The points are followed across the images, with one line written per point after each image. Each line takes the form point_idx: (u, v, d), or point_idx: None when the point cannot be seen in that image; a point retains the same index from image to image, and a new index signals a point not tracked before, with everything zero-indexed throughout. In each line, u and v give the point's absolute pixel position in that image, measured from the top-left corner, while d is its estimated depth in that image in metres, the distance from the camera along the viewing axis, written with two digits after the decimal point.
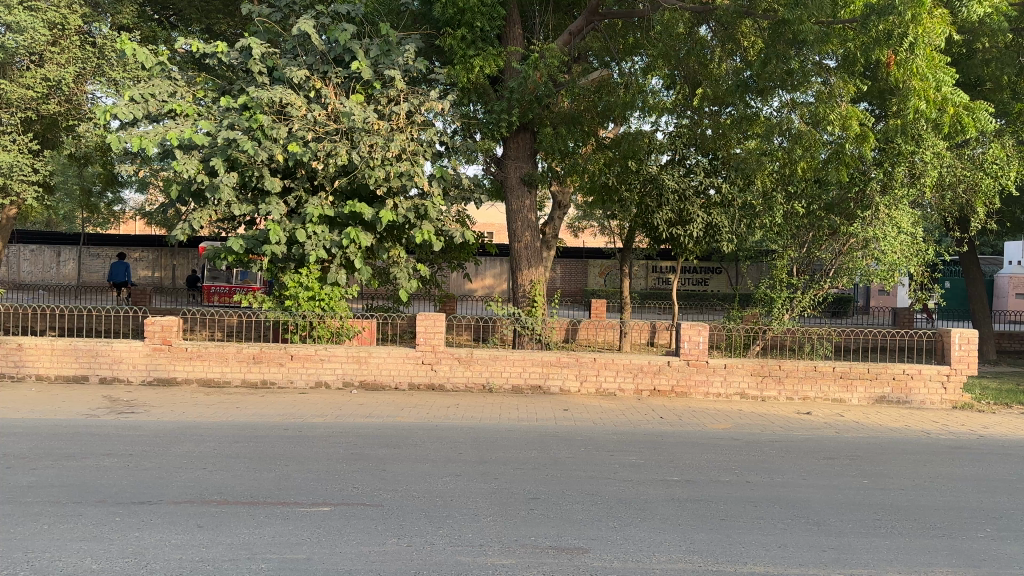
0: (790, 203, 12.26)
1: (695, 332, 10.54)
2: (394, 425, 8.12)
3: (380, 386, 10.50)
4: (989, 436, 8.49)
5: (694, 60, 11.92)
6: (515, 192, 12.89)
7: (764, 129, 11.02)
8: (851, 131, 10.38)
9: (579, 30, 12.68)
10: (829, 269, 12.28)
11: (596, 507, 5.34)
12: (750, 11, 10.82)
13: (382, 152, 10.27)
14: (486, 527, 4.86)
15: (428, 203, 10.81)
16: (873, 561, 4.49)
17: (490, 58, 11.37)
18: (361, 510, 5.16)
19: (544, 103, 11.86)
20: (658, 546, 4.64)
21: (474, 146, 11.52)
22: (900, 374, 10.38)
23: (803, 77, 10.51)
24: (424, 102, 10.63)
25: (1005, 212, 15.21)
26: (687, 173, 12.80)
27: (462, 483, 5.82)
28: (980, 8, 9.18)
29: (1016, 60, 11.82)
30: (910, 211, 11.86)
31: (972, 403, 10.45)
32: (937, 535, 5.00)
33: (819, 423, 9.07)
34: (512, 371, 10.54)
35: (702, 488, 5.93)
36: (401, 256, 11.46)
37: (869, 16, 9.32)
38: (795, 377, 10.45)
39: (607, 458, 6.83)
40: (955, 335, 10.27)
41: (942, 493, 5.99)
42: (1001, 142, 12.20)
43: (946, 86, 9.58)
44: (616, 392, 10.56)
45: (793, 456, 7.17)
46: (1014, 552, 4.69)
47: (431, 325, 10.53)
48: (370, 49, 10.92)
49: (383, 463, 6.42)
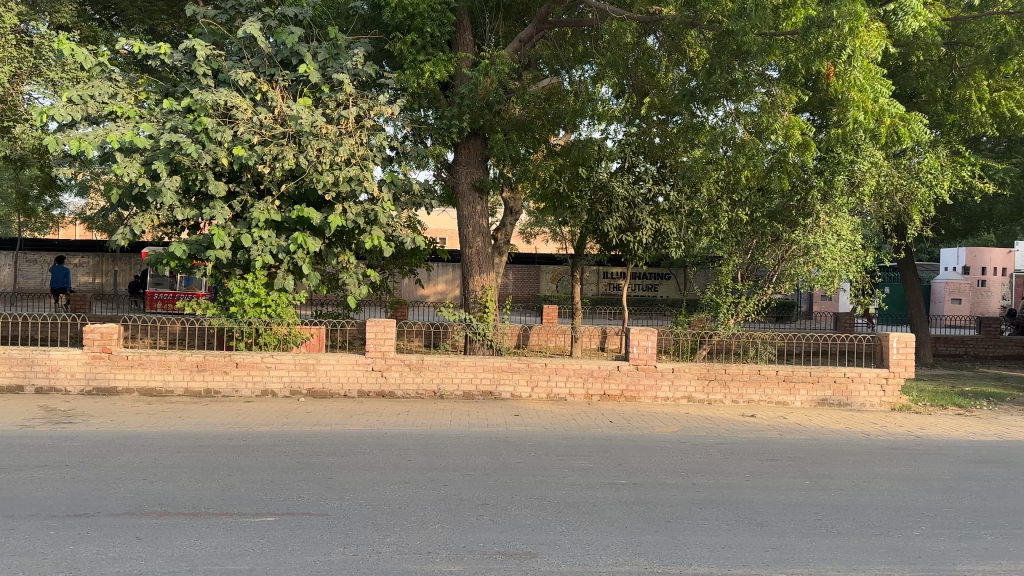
0: (734, 211, 12.47)
1: (644, 336, 10.65)
2: (343, 433, 8.02)
3: (329, 394, 10.36)
4: (925, 436, 8.77)
5: (641, 69, 12.23)
6: (466, 199, 12.86)
7: (709, 138, 11.29)
8: (794, 140, 10.55)
9: (529, 38, 12.70)
10: (771, 275, 12.45)
11: (544, 511, 5.36)
12: (695, 22, 11.01)
13: (331, 157, 10.15)
14: (434, 534, 4.84)
15: (378, 208, 10.63)
16: (814, 560, 4.59)
17: (441, 64, 11.42)
18: (307, 519, 5.08)
19: (495, 109, 11.82)
20: (605, 549, 4.68)
21: (424, 151, 11.41)
22: (841, 378, 10.66)
23: (746, 87, 10.81)
24: (374, 106, 10.58)
25: (940, 220, 15.68)
26: (636, 181, 13.23)
27: (410, 491, 5.78)
28: (917, 20, 9.40)
29: (948, 74, 12.25)
30: (849, 219, 12.10)
31: (910, 405, 10.77)
32: (875, 533, 5.14)
33: (764, 426, 9.25)
34: (463, 377, 10.51)
35: (649, 491, 5.99)
36: (351, 262, 11.35)
37: (809, 28, 9.54)
38: (740, 380, 10.65)
39: (557, 463, 6.87)
40: (893, 339, 10.64)
41: (880, 493, 6.16)
42: (935, 152, 12.62)
43: (883, 97, 9.84)
44: (567, 396, 10.60)
45: (737, 459, 7.29)
46: (948, 549, 4.85)
47: (381, 332, 10.46)
48: (318, 52, 10.86)
49: (330, 471, 6.33)
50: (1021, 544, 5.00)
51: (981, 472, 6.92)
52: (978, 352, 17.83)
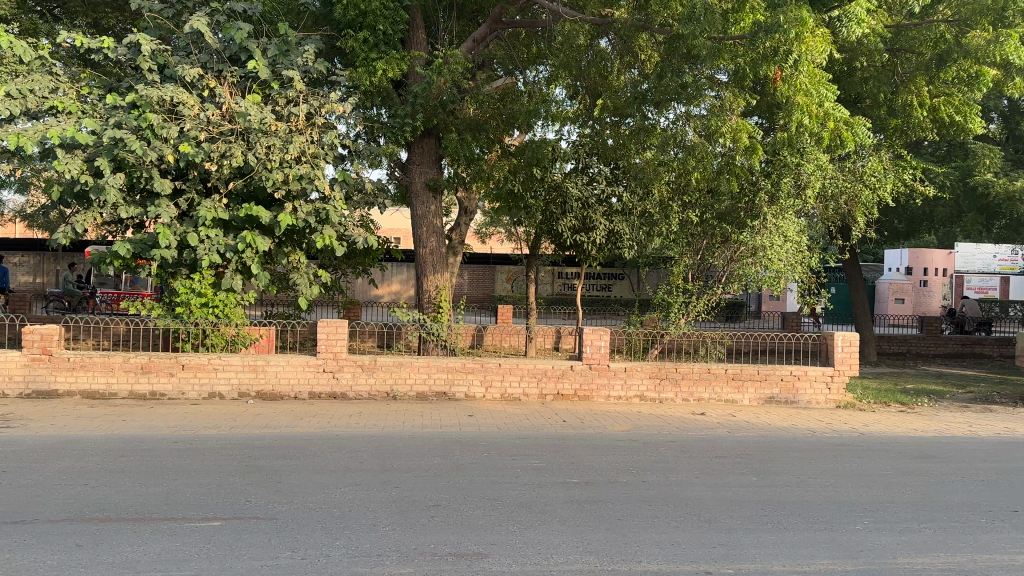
0: (685, 212, 12.64)
1: (597, 336, 10.70)
2: (293, 435, 7.90)
3: (278, 396, 10.19)
4: (868, 433, 9.00)
5: (595, 71, 12.16)
6: (420, 198, 12.78)
7: (660, 140, 11.58)
8: (740, 143, 10.83)
9: (482, 37, 12.71)
10: (720, 275, 12.67)
11: (497, 512, 5.35)
12: (647, 25, 11.15)
13: (280, 154, 10.01)
14: (385, 536, 4.80)
15: (329, 207, 10.50)
16: (760, 556, 4.67)
17: (394, 62, 11.28)
18: (254, 523, 4.99)
19: (448, 108, 11.78)
20: (556, 547, 4.69)
21: (378, 150, 11.31)
22: (788, 376, 10.86)
23: (696, 90, 10.98)
24: (324, 104, 10.44)
25: (884, 222, 16.11)
26: (590, 182, 13.22)
27: (361, 493, 5.72)
28: (861, 27, 9.62)
29: (891, 80, 12.48)
30: (796, 221, 12.31)
31: (854, 403, 11.03)
32: (819, 528, 5.25)
33: (713, 423, 9.38)
34: (417, 378, 10.45)
35: (600, 490, 6.03)
36: (302, 261, 11.20)
37: (757, 33, 9.72)
38: (690, 379, 10.81)
39: (509, 463, 6.86)
40: (838, 338, 10.87)
41: (825, 488, 6.29)
42: (879, 156, 13.00)
43: (829, 102, 10.01)
44: (521, 396, 10.61)
45: (687, 456, 7.40)
46: (889, 543, 4.97)
47: (332, 332, 10.34)
48: (268, 48, 10.70)
49: (279, 475, 6.23)
50: (957, 536, 5.16)
51: (921, 468, 7.11)
52: (920, 351, 18.37)
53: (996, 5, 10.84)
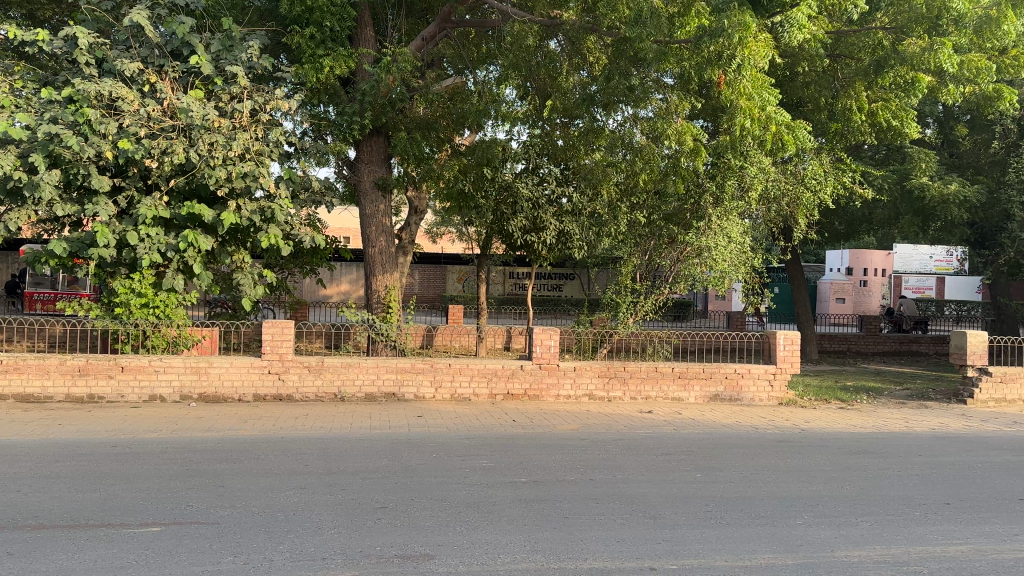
0: (633, 212, 12.84)
1: (547, 336, 10.76)
2: (237, 439, 7.75)
3: (222, 398, 10.00)
4: (809, 429, 9.22)
5: (544, 72, 12.25)
6: (369, 197, 12.66)
7: (609, 141, 11.73)
8: (686, 146, 10.96)
9: (431, 35, 12.64)
10: (668, 275, 12.88)
11: (444, 513, 5.33)
12: (594, 28, 11.26)
13: (224, 151, 9.82)
14: (329, 539, 4.74)
15: (274, 205, 10.33)
16: (703, 551, 4.75)
17: (341, 59, 11.17)
18: (195, 529, 4.89)
19: (397, 106, 11.69)
20: (503, 547, 4.70)
21: (325, 149, 11.18)
22: (732, 373, 11.08)
23: (643, 93, 11.12)
24: (269, 100, 10.26)
25: (824, 223, 16.52)
26: (540, 182, 13.14)
27: (306, 496, 5.64)
28: (801, 33, 9.83)
29: (831, 84, 12.78)
30: (739, 222, 12.60)
31: (795, 399, 11.30)
32: (761, 523, 5.35)
33: (660, 421, 9.52)
34: (365, 379, 10.35)
35: (547, 489, 6.06)
36: (246, 261, 11.00)
37: (701, 37, 9.85)
38: (638, 377, 10.94)
39: (457, 463, 6.85)
40: (780, 336, 11.12)
41: (766, 484, 6.43)
42: (820, 159, 13.30)
43: (771, 105, 10.15)
44: (470, 397, 10.59)
45: (634, 454, 7.48)
46: (828, 537, 5.10)
47: (278, 334, 10.19)
48: (211, 43, 10.47)
49: (221, 479, 6.11)
50: (892, 529, 5.32)
51: (858, 463, 7.31)
52: (860, 349, 18.88)
53: (930, 13, 11.09)
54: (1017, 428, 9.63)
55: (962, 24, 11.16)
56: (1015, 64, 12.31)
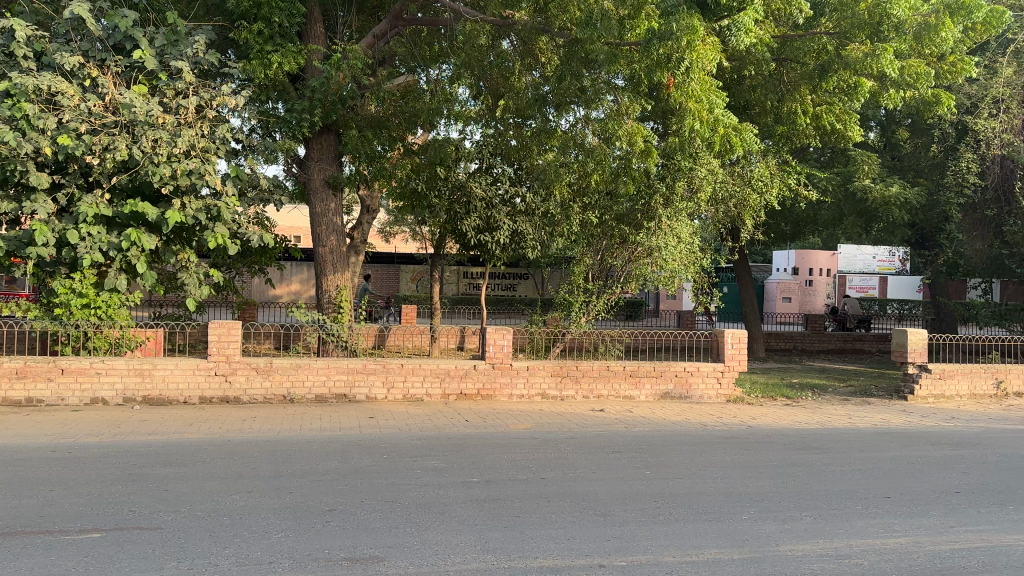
0: (586, 212, 12.85)
1: (499, 335, 10.78)
2: (182, 442, 7.59)
3: (166, 401, 9.78)
4: (756, 426, 9.40)
5: (497, 71, 12.26)
6: (319, 195, 12.49)
7: (560, 142, 11.89)
8: (636, 146, 11.06)
9: (383, 33, 12.55)
10: (619, 275, 12.86)
11: (394, 514, 5.30)
12: (546, 28, 11.32)
13: (168, 148, 9.60)
14: (276, 543, 4.68)
15: (220, 204, 10.13)
16: (652, 547, 4.81)
17: (290, 56, 11.01)
18: (138, 534, 4.78)
19: (348, 103, 11.58)
20: (454, 547, 4.69)
21: (273, 146, 11.00)
22: (681, 371, 11.24)
23: (595, 94, 11.26)
24: (216, 96, 10.10)
25: (771, 224, 16.84)
26: (494, 182, 13.00)
27: (253, 500, 5.55)
28: (748, 37, 10.00)
29: (777, 88, 13.05)
30: (689, 223, 12.77)
31: (743, 397, 11.51)
32: (708, 519, 5.44)
33: (611, 419, 9.61)
34: (315, 380, 10.22)
35: (499, 488, 6.06)
36: (191, 260, 10.77)
37: (651, 40, 9.95)
38: (590, 376, 11.02)
39: (409, 464, 6.82)
40: (728, 335, 11.36)
41: (713, 480, 6.54)
42: (766, 161, 13.58)
43: (719, 108, 10.31)
44: (423, 397, 10.54)
45: (585, 452, 7.54)
46: (773, 531, 5.21)
47: (225, 334, 10.01)
48: (155, 38, 10.23)
49: (165, 483, 5.98)
50: (835, 523, 5.45)
51: (803, 459, 7.48)
52: (805, 347, 19.30)
53: (872, 19, 11.55)
54: (954, 423, 9.96)
55: (903, 30, 11.48)
56: (952, 71, 12.73)
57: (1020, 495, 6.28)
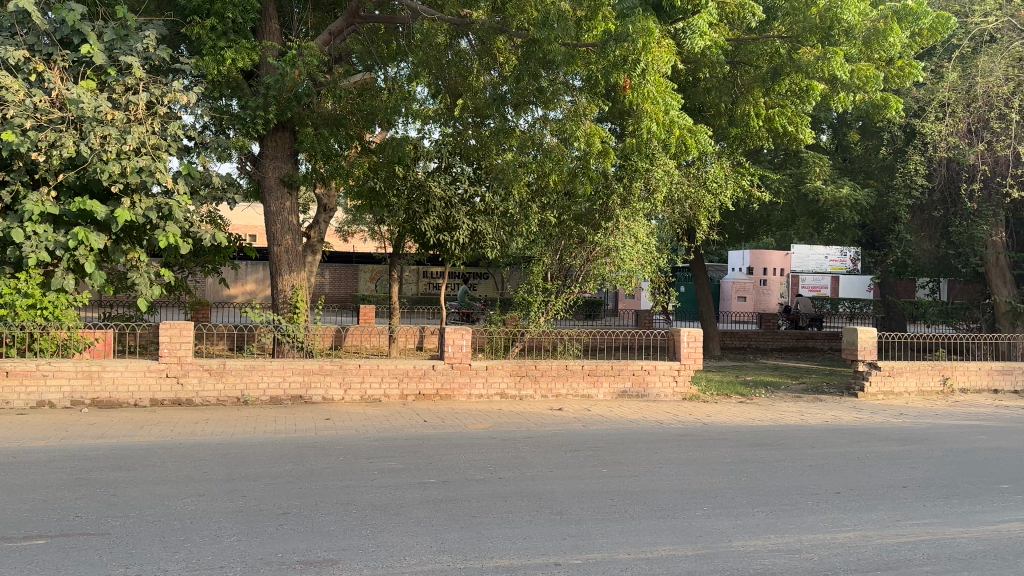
0: (544, 212, 12.85)
1: (458, 335, 10.76)
2: (132, 445, 7.44)
3: (116, 404, 9.57)
4: (711, 423, 9.53)
5: (455, 70, 12.23)
6: (273, 194, 12.32)
7: (519, 141, 11.82)
8: (594, 147, 11.13)
9: (338, 30, 12.41)
10: (578, 275, 13.03)
11: (349, 516, 5.26)
12: (504, 28, 11.33)
13: (117, 145, 9.39)
14: (229, 547, 4.61)
15: (172, 202, 9.92)
16: (607, 545, 4.85)
17: (244, 52, 10.85)
18: (84, 540, 4.66)
19: (304, 101, 11.44)
20: (410, 549, 4.67)
21: (227, 144, 10.79)
22: (639, 370, 11.35)
23: (553, 94, 11.32)
24: (167, 92, 9.89)
25: (726, 224, 17.09)
26: (453, 181, 13.24)
27: (205, 504, 5.46)
28: (702, 40, 10.12)
29: (731, 91, 13.26)
30: (645, 223, 12.92)
31: (699, 394, 11.67)
32: (663, 516, 5.50)
33: (570, 418, 9.66)
34: (270, 381, 10.09)
35: (456, 488, 6.06)
36: (142, 260, 10.54)
37: (607, 42, 10.02)
38: (549, 376, 11.07)
39: (365, 465, 6.77)
40: (683, 334, 11.52)
41: (668, 477, 6.62)
42: (721, 162, 13.77)
43: (674, 110, 10.41)
44: (381, 398, 10.47)
45: (543, 451, 7.57)
46: (725, 527, 5.30)
47: (176, 335, 9.83)
48: (104, 32, 10.00)
49: (114, 487, 5.85)
50: (786, 519, 5.55)
51: (757, 455, 7.61)
52: (759, 345, 19.63)
53: (823, 23, 11.67)
54: (902, 419, 10.22)
55: (852, 35, 11.74)
56: (901, 75, 13.05)
57: (964, 489, 6.48)
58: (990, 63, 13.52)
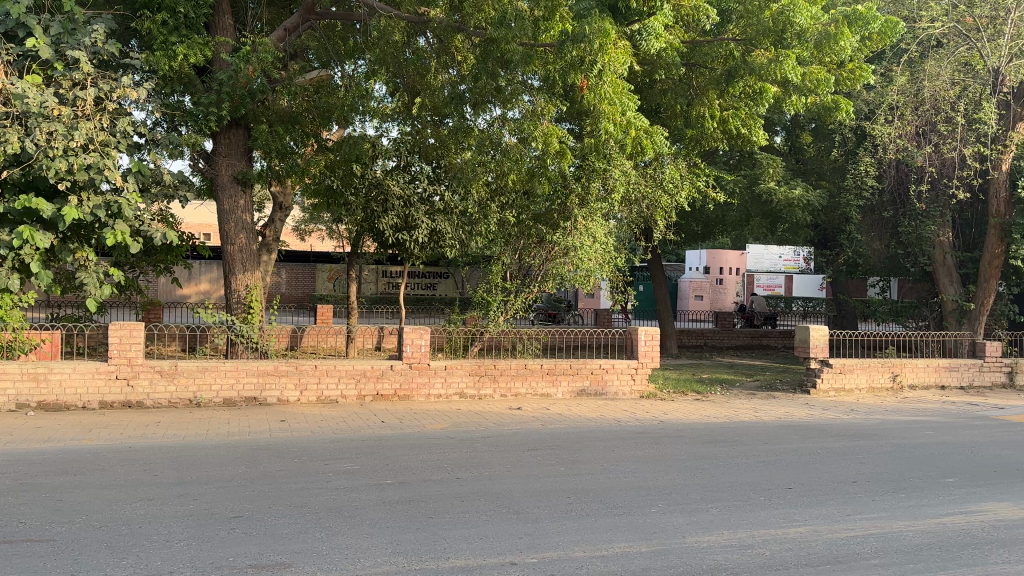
0: (503, 212, 12.91)
1: (417, 335, 10.73)
2: (79, 449, 7.26)
3: (64, 407, 9.34)
4: (667, 421, 9.63)
5: (413, 68, 12.18)
6: (227, 192, 12.13)
7: (478, 140, 11.75)
8: (551, 147, 11.12)
9: (294, 27, 12.23)
10: (537, 274, 13.23)
11: (303, 519, 5.19)
12: (461, 26, 11.32)
13: (64, 142, 9.16)
14: (179, 552, 4.52)
15: (122, 200, 9.66)
16: (563, 543, 4.87)
17: (196, 47, 10.71)
18: (27, 547, 4.54)
19: (259, 98, 11.26)
20: (365, 551, 4.64)
21: (178, 140, 10.52)
22: (597, 368, 11.43)
23: (511, 94, 11.33)
24: (116, 88, 9.66)
25: (683, 224, 17.31)
26: (411, 180, 12.95)
27: (154, 508, 5.35)
28: (658, 41, 10.21)
29: (686, 92, 13.42)
30: (603, 223, 13.00)
31: (655, 392, 11.80)
32: (618, 513, 5.55)
33: (528, 417, 9.69)
34: (223, 384, 9.92)
35: (412, 489, 6.03)
36: (90, 259, 10.28)
37: (564, 42, 10.09)
38: (507, 375, 11.08)
39: (321, 467, 6.71)
40: (641, 332, 11.62)
41: (624, 474, 6.67)
42: (677, 162, 13.94)
43: (631, 111, 10.45)
44: (338, 399, 10.37)
45: (500, 450, 7.58)
46: (679, 524, 5.36)
47: (126, 336, 9.62)
48: (50, 26, 9.72)
49: (59, 492, 5.69)
50: (739, 514, 5.63)
51: (711, 452, 7.72)
52: (715, 344, 19.90)
53: (776, 27, 11.79)
54: (852, 415, 10.45)
55: (805, 38, 11.91)
56: (851, 78, 13.37)
57: (911, 483, 6.64)
58: (938, 68, 14.08)
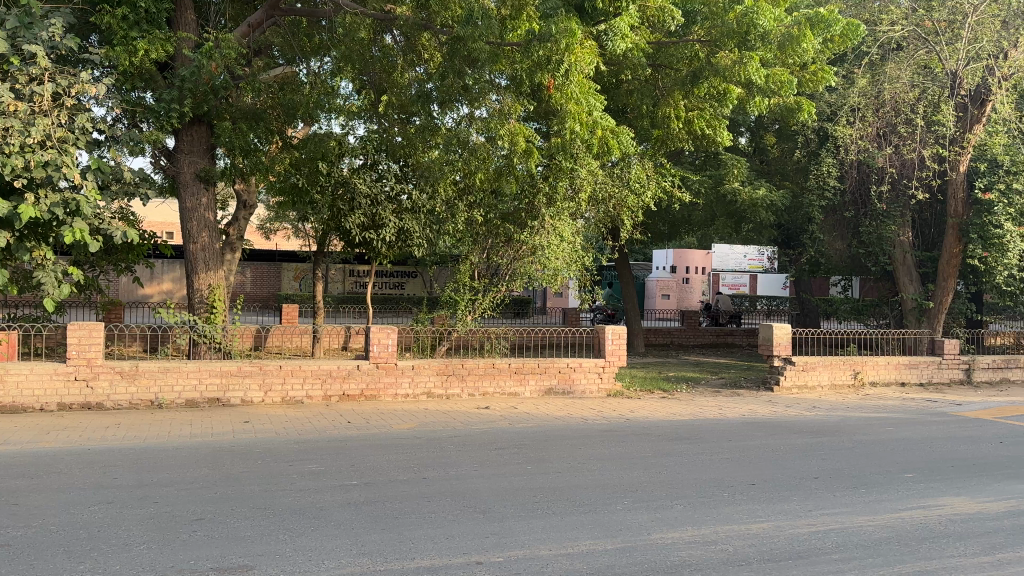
0: (471, 211, 12.93)
1: (384, 335, 10.68)
2: (37, 452, 7.10)
3: (21, 409, 9.14)
4: (634, 419, 9.70)
5: (380, 67, 12.11)
6: (189, 189, 11.93)
7: (446, 138, 11.66)
8: (517, 146, 11.05)
9: (257, 23, 12.09)
10: (505, 274, 13.03)
11: (267, 521, 5.14)
12: (428, 24, 11.28)
13: (20, 138, 8.95)
14: (138, 555, 4.45)
15: (79, 198, 9.41)
16: (529, 541, 4.88)
17: (158, 42, 10.48)
18: None
19: (222, 94, 11.12)
20: (329, 552, 4.60)
21: (139, 137, 10.33)
22: (564, 367, 11.49)
23: (479, 93, 11.31)
24: (75, 83, 9.46)
25: (649, 224, 17.43)
26: (378, 178, 12.99)
27: (114, 511, 5.26)
28: (623, 42, 10.25)
29: (653, 92, 13.52)
30: (571, 222, 13.01)
31: (622, 390, 11.87)
32: (584, 511, 5.57)
33: (495, 416, 9.69)
34: (185, 385, 9.78)
35: (378, 489, 6.00)
36: (48, 257, 10.05)
37: (530, 41, 10.16)
38: (475, 374, 11.08)
39: (285, 468, 6.65)
40: (608, 331, 11.68)
41: (591, 472, 6.71)
42: (643, 162, 14.04)
43: (598, 111, 10.43)
44: (303, 399, 10.28)
45: (467, 450, 7.57)
46: (644, 521, 5.39)
47: (86, 337, 9.44)
48: (6, 19, 9.49)
49: (15, 496, 5.57)
50: (703, 511, 5.69)
51: (676, 449, 7.79)
52: (682, 342, 20.08)
53: (740, 28, 11.66)
54: (814, 412, 10.60)
55: (768, 41, 11.83)
56: (814, 79, 13.57)
57: (871, 479, 6.76)
58: (898, 71, 14.31)
